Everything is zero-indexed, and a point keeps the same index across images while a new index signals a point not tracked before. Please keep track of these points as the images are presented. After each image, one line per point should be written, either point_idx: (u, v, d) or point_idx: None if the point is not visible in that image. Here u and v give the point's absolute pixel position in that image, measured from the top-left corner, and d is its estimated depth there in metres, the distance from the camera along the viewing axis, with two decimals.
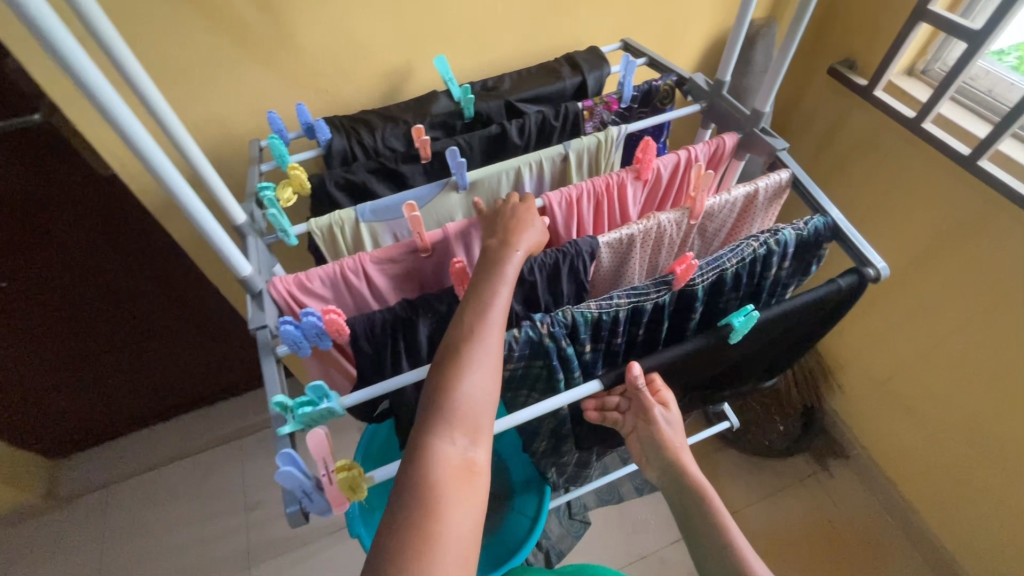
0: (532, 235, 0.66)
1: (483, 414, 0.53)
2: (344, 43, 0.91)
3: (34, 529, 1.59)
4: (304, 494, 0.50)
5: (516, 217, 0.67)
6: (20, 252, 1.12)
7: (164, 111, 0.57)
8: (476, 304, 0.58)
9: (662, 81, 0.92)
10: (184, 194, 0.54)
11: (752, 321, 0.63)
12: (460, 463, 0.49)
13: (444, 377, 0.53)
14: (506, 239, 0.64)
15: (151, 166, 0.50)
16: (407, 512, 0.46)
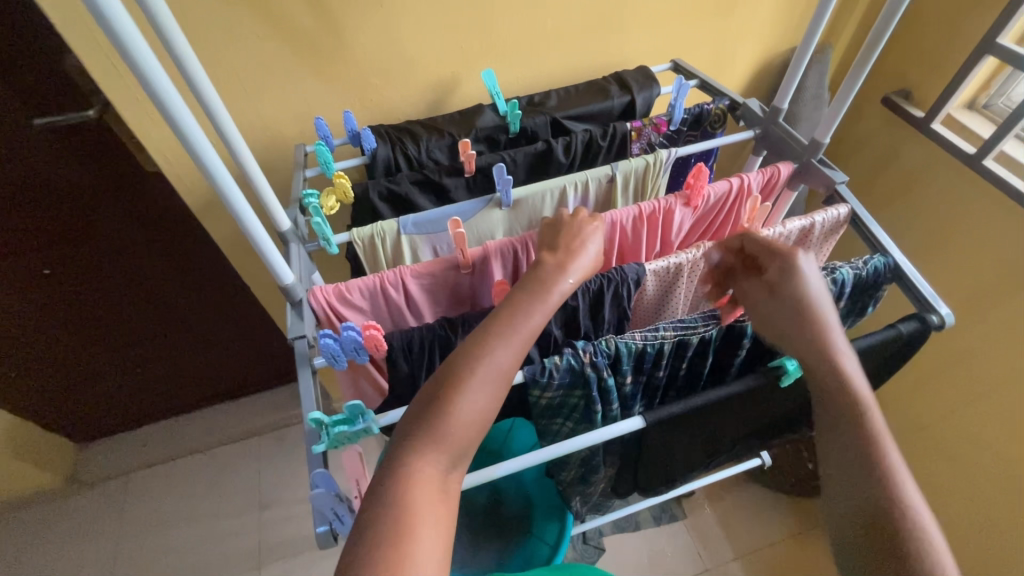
0: (587, 260, 0.63)
1: (471, 437, 0.50)
2: (394, 54, 0.91)
3: (57, 510, 1.63)
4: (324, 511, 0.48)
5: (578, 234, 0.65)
6: (61, 243, 1.13)
7: (223, 118, 0.58)
8: (496, 320, 0.54)
9: (714, 105, 0.90)
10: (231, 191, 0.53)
11: (807, 366, 0.60)
12: (436, 486, 0.47)
13: (446, 392, 0.50)
14: (563, 260, 0.61)
15: (208, 172, 0.51)
16: (373, 523, 0.44)
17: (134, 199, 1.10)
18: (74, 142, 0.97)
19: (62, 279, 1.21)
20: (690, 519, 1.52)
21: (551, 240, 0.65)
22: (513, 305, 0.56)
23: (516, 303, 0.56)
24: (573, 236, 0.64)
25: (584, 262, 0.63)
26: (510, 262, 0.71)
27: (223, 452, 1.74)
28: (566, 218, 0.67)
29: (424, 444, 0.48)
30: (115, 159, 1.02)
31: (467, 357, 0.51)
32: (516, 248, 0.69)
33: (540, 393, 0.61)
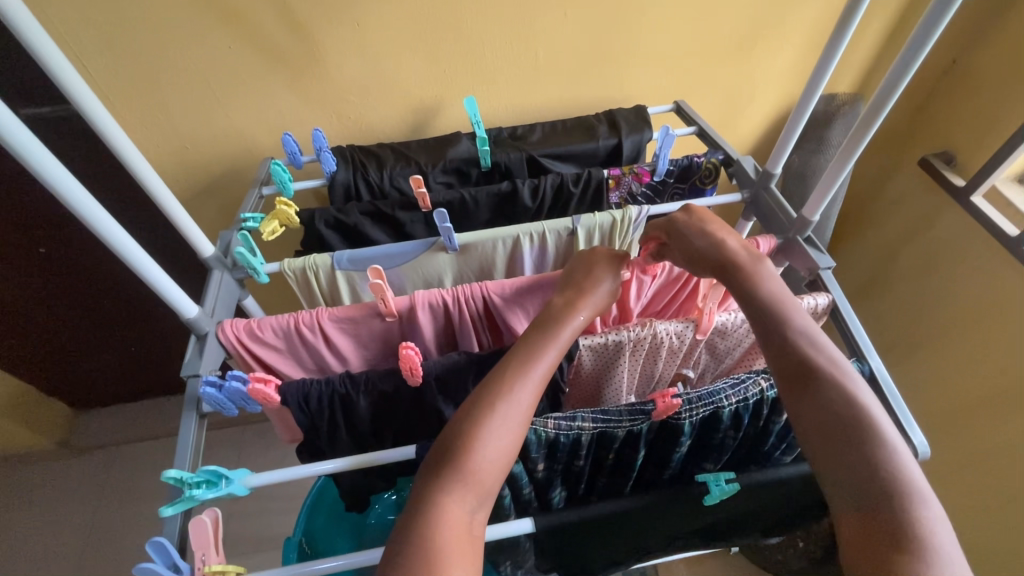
0: (601, 300, 0.60)
1: (496, 479, 0.49)
2: (372, 73, 0.88)
3: (48, 472, 1.70)
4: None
5: (590, 275, 0.61)
6: (53, 226, 1.16)
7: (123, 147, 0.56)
8: (513, 361, 0.53)
9: (705, 158, 0.82)
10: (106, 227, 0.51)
11: (726, 492, 0.56)
12: (464, 528, 0.46)
13: (467, 432, 0.49)
14: (573, 298, 0.59)
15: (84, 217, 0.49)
16: (400, 567, 0.42)
17: None
18: None
19: (57, 260, 1.24)
20: None
21: (568, 277, 0.63)
22: (527, 345, 0.56)
23: (537, 345, 0.55)
24: (596, 273, 0.62)
25: (598, 298, 0.60)
26: (440, 314, 0.66)
27: None
28: (582, 255, 0.64)
29: (448, 484, 0.47)
30: None
31: (487, 396, 0.50)
32: (446, 301, 0.64)
33: None
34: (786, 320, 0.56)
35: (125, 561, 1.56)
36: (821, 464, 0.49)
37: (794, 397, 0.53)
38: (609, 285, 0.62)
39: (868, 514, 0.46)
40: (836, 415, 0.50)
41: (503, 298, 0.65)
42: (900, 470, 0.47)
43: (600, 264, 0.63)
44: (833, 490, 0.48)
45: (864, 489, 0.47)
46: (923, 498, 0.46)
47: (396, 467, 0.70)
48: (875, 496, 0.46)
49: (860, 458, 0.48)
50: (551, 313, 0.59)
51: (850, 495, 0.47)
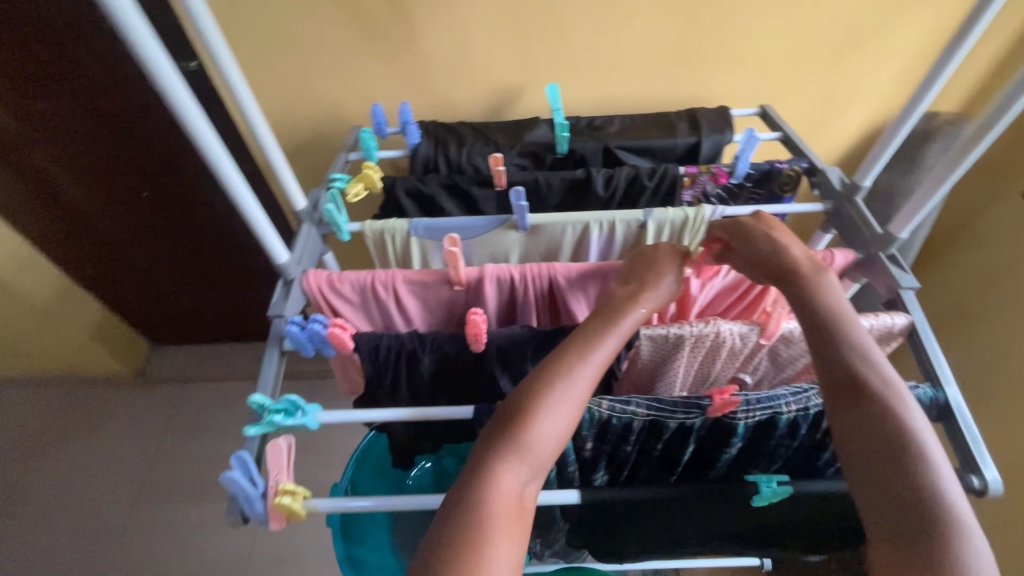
0: (664, 293, 0.61)
1: (549, 454, 0.51)
2: (462, 54, 0.91)
3: (122, 397, 1.87)
4: (236, 510, 0.51)
5: (654, 268, 0.62)
6: (159, 172, 1.29)
7: (243, 96, 0.61)
8: (575, 345, 0.55)
9: (788, 165, 0.80)
10: (227, 174, 0.57)
11: (779, 493, 0.55)
12: (516, 495, 0.48)
13: (527, 407, 0.51)
14: (637, 290, 0.60)
15: (205, 151, 0.55)
16: (456, 522, 0.45)
17: None
18: None
19: (156, 203, 1.38)
20: None
21: (634, 269, 0.63)
22: (593, 329, 0.57)
23: (598, 331, 0.56)
24: (662, 266, 0.62)
25: (663, 291, 0.61)
26: (505, 289, 0.68)
27: None
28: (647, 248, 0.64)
29: (504, 455, 0.49)
30: None
31: (547, 374, 0.52)
32: (513, 277, 0.67)
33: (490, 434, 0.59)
34: (851, 336, 0.55)
35: (182, 487, 1.70)
36: (865, 489, 0.49)
37: (849, 413, 0.51)
38: (676, 280, 0.62)
39: (909, 544, 0.46)
40: (889, 441, 0.49)
41: (569, 281, 0.67)
42: (948, 507, 0.46)
43: (667, 258, 0.63)
44: (873, 515, 0.48)
45: (906, 519, 0.46)
46: (970, 536, 0.45)
47: (445, 429, 0.73)
48: (917, 528, 0.46)
49: (908, 489, 0.47)
50: (613, 302, 0.60)
51: (891, 524, 0.47)
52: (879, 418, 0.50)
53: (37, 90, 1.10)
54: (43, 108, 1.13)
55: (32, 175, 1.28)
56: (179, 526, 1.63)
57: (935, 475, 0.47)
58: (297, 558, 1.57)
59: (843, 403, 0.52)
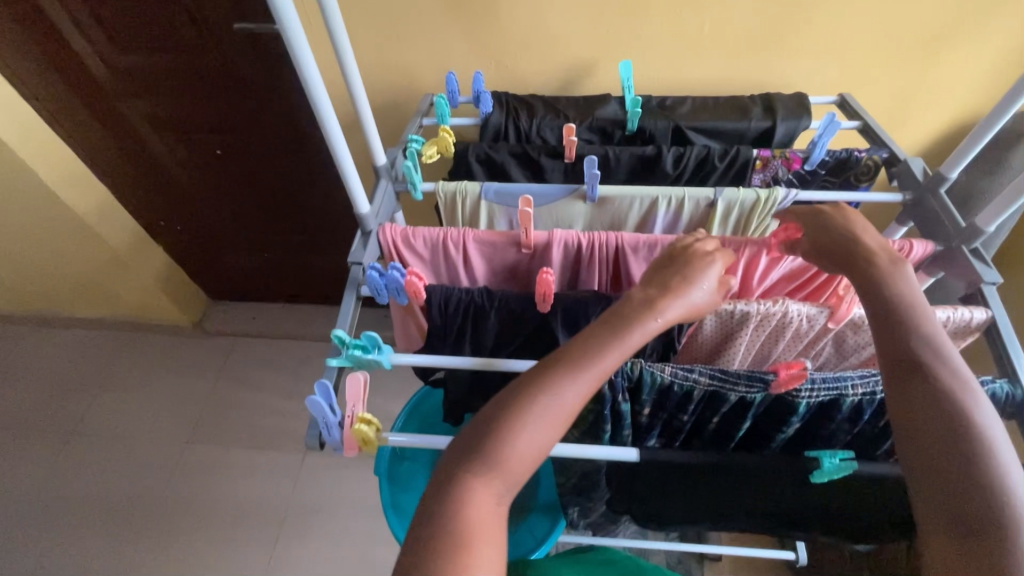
0: (683, 304, 0.54)
1: (528, 468, 0.48)
2: (538, 27, 0.92)
3: (182, 344, 1.99)
4: (314, 433, 0.55)
5: (682, 274, 0.56)
6: (235, 130, 1.35)
7: (345, 51, 0.62)
8: (565, 355, 0.50)
9: (867, 154, 0.78)
10: (332, 132, 0.61)
11: (846, 470, 0.54)
12: (494, 510, 0.45)
13: (507, 419, 0.47)
14: (653, 296, 0.54)
15: (312, 101, 0.58)
16: (430, 539, 0.43)
17: (291, 107, 1.27)
18: (259, 47, 1.15)
19: (228, 161, 1.45)
20: None
21: (659, 273, 0.57)
22: (597, 340, 0.51)
23: (599, 347, 0.50)
24: (690, 273, 0.56)
25: (689, 302, 0.54)
26: (571, 255, 0.69)
27: (308, 346, 1.97)
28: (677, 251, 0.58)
29: (481, 468, 0.46)
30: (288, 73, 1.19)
31: (530, 387, 0.48)
32: (581, 243, 0.68)
33: None
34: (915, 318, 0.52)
35: (230, 433, 1.80)
36: (920, 481, 0.47)
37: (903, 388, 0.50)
38: (706, 293, 0.55)
39: (966, 543, 0.44)
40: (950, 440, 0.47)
41: (635, 253, 0.68)
42: (1012, 505, 0.44)
43: (697, 263, 0.57)
44: (927, 511, 0.46)
45: (963, 517, 0.45)
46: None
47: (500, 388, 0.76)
48: (975, 525, 0.44)
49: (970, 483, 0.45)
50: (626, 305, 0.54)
51: (948, 520, 0.45)
52: (939, 409, 0.48)
53: (134, 45, 1.17)
54: (138, 63, 1.21)
55: (120, 127, 1.37)
56: (225, 468, 1.73)
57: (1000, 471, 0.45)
58: (332, 509, 1.65)
59: (898, 377, 0.51)
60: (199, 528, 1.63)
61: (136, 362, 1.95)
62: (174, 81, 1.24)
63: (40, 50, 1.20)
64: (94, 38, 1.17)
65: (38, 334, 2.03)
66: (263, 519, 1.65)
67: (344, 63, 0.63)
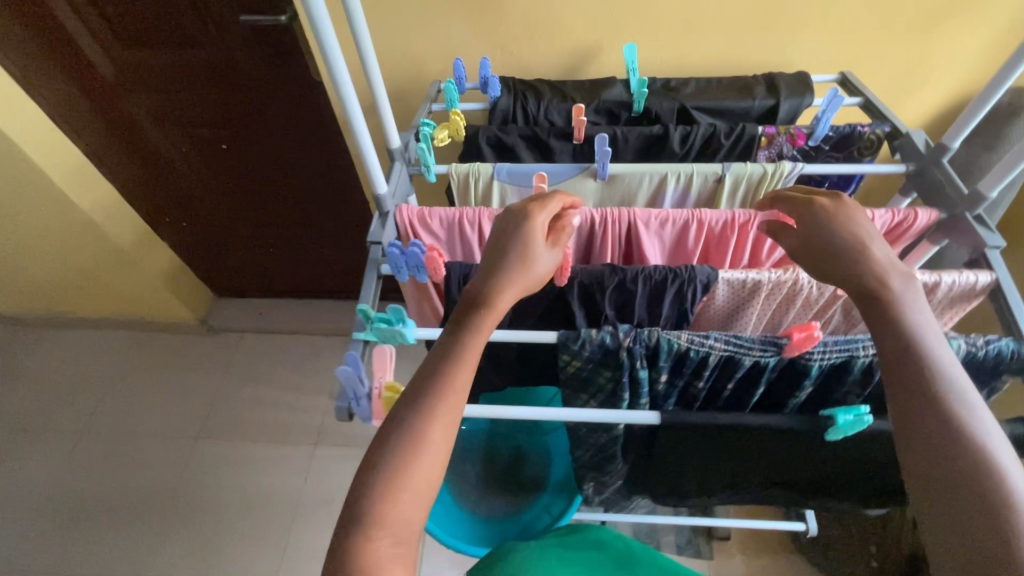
0: (523, 283, 0.55)
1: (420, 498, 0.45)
2: (544, 12, 0.93)
3: (189, 342, 2.00)
4: (345, 409, 0.56)
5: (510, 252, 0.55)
6: (240, 125, 1.36)
7: (363, 35, 0.63)
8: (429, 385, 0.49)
9: (870, 128, 0.80)
10: (355, 119, 0.61)
11: (862, 424, 0.53)
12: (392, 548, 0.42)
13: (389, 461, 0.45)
14: (479, 288, 0.54)
15: (339, 90, 0.58)
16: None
17: (297, 99, 1.28)
18: (265, 39, 1.15)
19: (233, 155, 1.45)
20: (716, 561, 1.45)
21: (492, 255, 0.56)
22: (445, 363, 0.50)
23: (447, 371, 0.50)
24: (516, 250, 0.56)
25: (520, 282, 0.55)
26: (585, 231, 0.71)
27: (315, 340, 1.98)
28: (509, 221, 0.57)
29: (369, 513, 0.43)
30: (295, 64, 1.20)
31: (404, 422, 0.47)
32: (594, 220, 0.70)
33: (568, 359, 0.62)
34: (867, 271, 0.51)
35: (240, 429, 1.81)
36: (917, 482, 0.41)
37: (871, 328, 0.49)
38: (546, 263, 0.56)
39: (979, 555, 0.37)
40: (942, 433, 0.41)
41: (647, 227, 0.70)
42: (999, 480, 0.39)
43: (515, 236, 0.56)
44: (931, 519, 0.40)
45: (957, 507, 0.39)
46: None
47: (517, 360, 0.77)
48: (980, 529, 0.37)
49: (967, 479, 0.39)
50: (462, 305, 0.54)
51: (951, 527, 0.38)
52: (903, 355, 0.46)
53: (139, 39, 1.18)
54: (144, 59, 1.22)
55: (125, 123, 1.38)
56: (236, 463, 1.75)
57: (993, 464, 0.40)
58: (344, 499, 1.67)
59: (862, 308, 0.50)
60: (213, 522, 1.65)
61: (143, 361, 1.96)
62: (178, 75, 1.25)
63: (45, 47, 1.21)
64: (100, 34, 1.18)
65: (45, 336, 2.04)
66: (275, 512, 1.66)
67: (362, 48, 0.64)
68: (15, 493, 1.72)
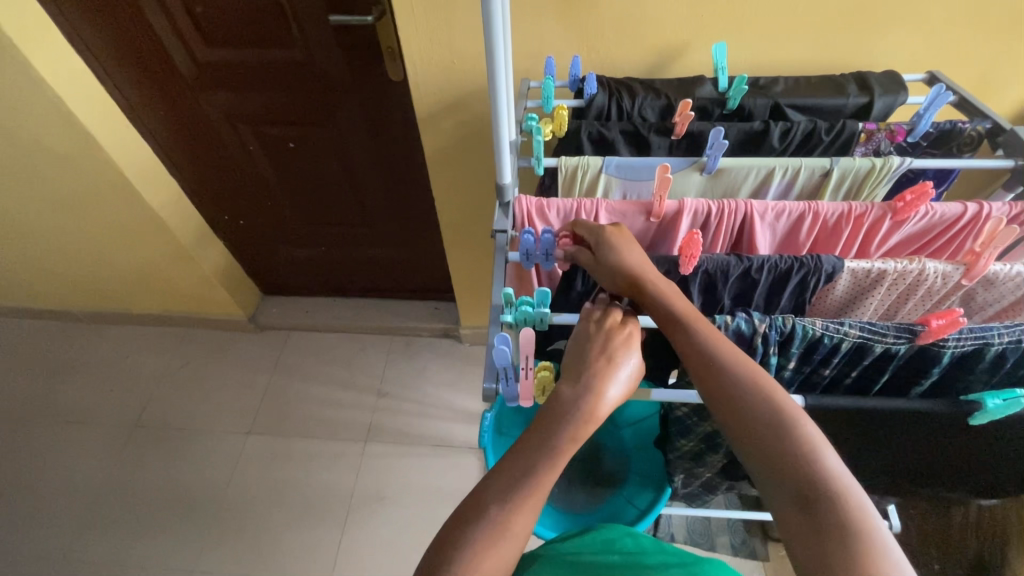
0: (616, 388, 0.57)
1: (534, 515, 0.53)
2: (637, 13, 0.95)
3: (237, 339, 2.03)
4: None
5: (604, 360, 0.57)
6: (312, 125, 1.39)
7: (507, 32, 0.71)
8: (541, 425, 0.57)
9: (971, 125, 0.81)
10: (499, 98, 0.66)
11: (1013, 408, 0.55)
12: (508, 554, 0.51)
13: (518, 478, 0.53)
14: (584, 396, 0.56)
15: (494, 79, 0.64)
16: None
17: (371, 98, 1.31)
18: (349, 38, 1.18)
19: (299, 154, 1.48)
20: (771, 563, 1.43)
21: (579, 364, 0.58)
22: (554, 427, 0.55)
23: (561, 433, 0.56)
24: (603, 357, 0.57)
25: (616, 391, 0.57)
26: (700, 221, 0.72)
27: (360, 338, 2.01)
28: (596, 327, 0.60)
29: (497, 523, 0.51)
30: (375, 64, 1.23)
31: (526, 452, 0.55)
32: (712, 210, 0.71)
33: None
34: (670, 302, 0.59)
35: (289, 425, 1.82)
36: (760, 468, 0.52)
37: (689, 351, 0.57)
38: (631, 368, 0.57)
39: (810, 514, 0.47)
40: (767, 427, 0.52)
41: (762, 218, 0.71)
42: (830, 483, 0.48)
43: (618, 340, 0.59)
44: (775, 490, 0.50)
45: (813, 526, 0.47)
46: (850, 484, 0.48)
47: None
48: (832, 539, 0.46)
49: (789, 454, 0.50)
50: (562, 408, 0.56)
51: (787, 496, 0.49)
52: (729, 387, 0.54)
53: (222, 38, 1.22)
54: (225, 60, 1.26)
55: (197, 122, 1.41)
56: (286, 459, 1.76)
57: (815, 457, 0.50)
58: (395, 496, 1.67)
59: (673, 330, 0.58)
60: (264, 517, 1.65)
61: (193, 358, 1.99)
62: (256, 75, 1.28)
63: (130, 46, 1.24)
64: (186, 36, 1.22)
65: (98, 333, 2.09)
66: (325, 507, 1.66)
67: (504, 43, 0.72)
68: (69, 486, 1.74)
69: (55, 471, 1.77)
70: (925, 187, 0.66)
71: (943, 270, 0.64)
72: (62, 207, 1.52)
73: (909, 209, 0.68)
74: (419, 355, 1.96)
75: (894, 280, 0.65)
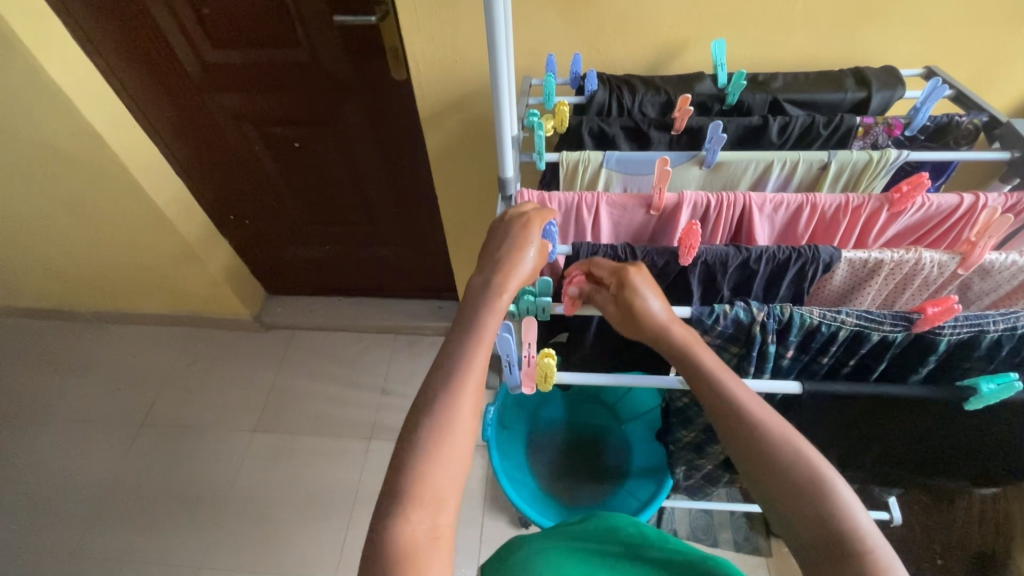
0: (522, 267, 0.61)
1: None
2: (637, 11, 0.97)
3: (242, 337, 2.05)
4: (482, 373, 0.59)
5: (505, 240, 0.62)
6: (317, 124, 1.41)
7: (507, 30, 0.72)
8: None
9: (968, 118, 0.82)
10: (501, 94, 0.68)
11: (1007, 392, 0.55)
12: None
13: None
14: (489, 277, 0.60)
15: (497, 75, 0.65)
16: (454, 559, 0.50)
17: (375, 97, 1.32)
18: (353, 37, 1.19)
19: (304, 153, 1.50)
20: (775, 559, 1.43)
21: (488, 252, 0.63)
22: None
23: None
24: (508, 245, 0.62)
25: (522, 272, 0.61)
26: (699, 212, 0.73)
27: (365, 337, 2.03)
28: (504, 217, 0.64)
29: None
30: (378, 62, 1.24)
31: None
32: (711, 202, 0.72)
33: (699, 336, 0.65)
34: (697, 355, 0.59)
35: (293, 423, 1.84)
36: (791, 525, 0.52)
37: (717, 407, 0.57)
38: (534, 254, 0.62)
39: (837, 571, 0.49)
40: (796, 485, 0.52)
41: (761, 210, 0.72)
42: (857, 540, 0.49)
43: (515, 228, 0.62)
44: (804, 544, 0.52)
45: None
46: (875, 539, 0.49)
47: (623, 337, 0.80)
48: None
49: (817, 511, 0.50)
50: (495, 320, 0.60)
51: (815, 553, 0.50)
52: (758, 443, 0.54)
53: (229, 39, 1.24)
54: (231, 60, 1.28)
55: (204, 122, 1.43)
56: (291, 456, 1.77)
57: (842, 515, 0.50)
58: None
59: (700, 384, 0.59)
60: (269, 514, 1.66)
61: (199, 356, 2.01)
62: (262, 75, 1.30)
63: (136, 46, 1.26)
64: (193, 37, 1.24)
65: (105, 332, 2.11)
66: (329, 504, 1.68)
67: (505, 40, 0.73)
68: (78, 482, 1.76)
69: (62, 469, 1.79)
70: (921, 179, 0.67)
71: (941, 260, 0.65)
72: (71, 206, 1.55)
73: (905, 200, 0.69)
74: (423, 353, 1.98)
75: (891, 272, 0.66)
